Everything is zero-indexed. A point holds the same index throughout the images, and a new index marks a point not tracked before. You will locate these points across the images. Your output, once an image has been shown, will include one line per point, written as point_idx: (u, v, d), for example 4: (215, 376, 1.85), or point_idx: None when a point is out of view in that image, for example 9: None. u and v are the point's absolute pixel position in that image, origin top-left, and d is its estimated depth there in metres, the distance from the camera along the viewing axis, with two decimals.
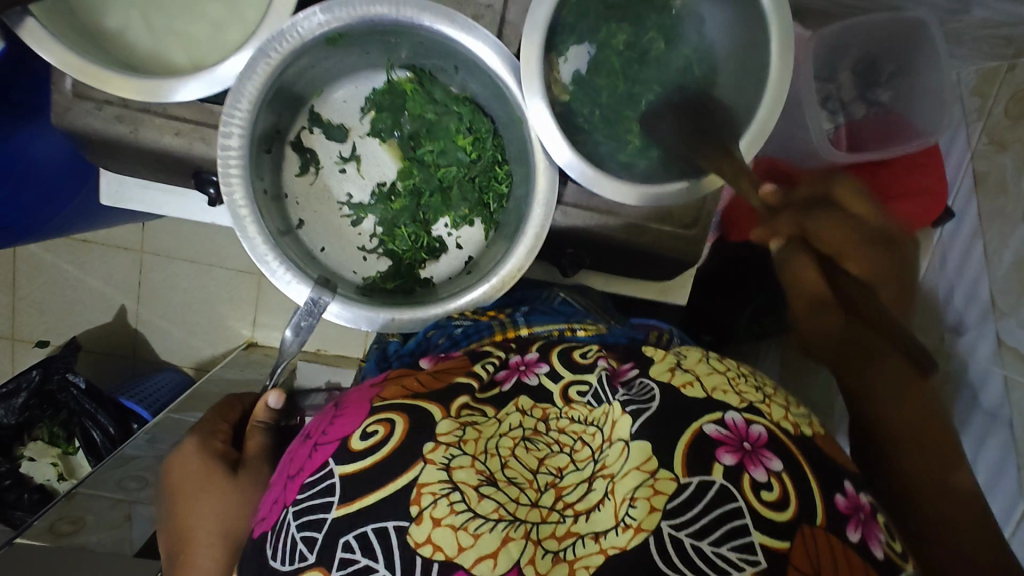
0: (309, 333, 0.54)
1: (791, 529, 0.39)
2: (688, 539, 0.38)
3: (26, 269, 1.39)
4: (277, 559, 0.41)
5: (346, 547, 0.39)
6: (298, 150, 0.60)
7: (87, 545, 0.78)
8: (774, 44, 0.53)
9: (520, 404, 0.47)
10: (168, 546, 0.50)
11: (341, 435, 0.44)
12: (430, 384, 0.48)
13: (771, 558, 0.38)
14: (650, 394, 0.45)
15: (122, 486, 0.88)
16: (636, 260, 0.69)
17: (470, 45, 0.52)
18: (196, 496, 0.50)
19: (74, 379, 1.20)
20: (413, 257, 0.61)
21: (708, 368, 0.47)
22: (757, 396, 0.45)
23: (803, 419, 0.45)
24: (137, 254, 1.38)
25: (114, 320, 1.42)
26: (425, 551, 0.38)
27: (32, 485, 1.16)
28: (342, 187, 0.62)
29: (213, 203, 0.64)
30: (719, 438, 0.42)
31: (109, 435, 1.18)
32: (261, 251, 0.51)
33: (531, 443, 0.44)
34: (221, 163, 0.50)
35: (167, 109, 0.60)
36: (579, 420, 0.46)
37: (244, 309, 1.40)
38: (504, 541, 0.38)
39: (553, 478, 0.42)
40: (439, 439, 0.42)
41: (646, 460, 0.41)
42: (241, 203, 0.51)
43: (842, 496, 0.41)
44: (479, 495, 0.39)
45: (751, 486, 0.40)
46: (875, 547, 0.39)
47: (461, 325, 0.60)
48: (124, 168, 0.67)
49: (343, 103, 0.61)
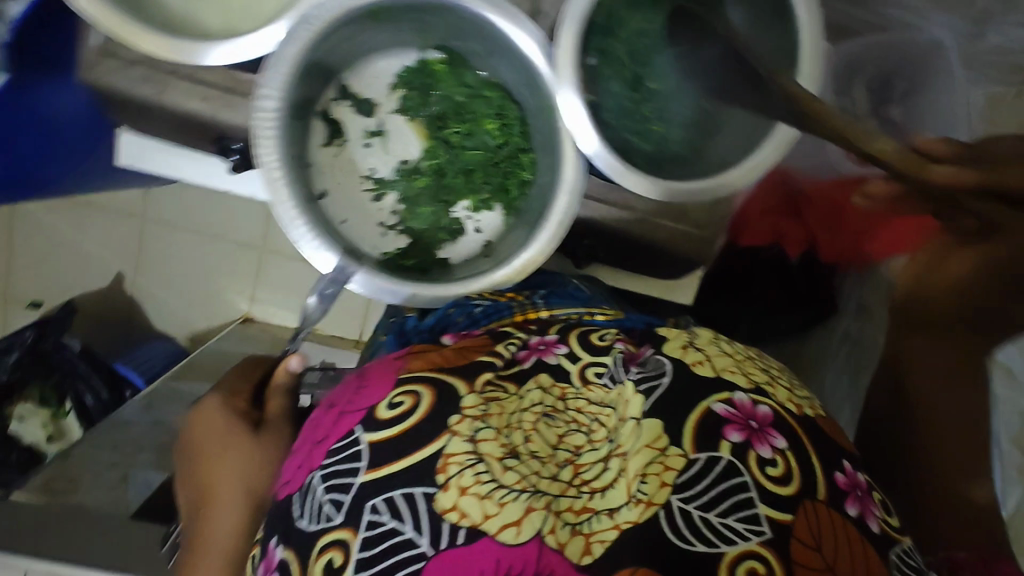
0: (333, 299, 0.54)
1: (794, 502, 0.42)
2: (696, 511, 0.41)
3: (22, 228, 1.37)
4: (304, 520, 0.44)
5: (373, 509, 0.42)
6: (326, 121, 0.60)
7: (83, 505, 0.78)
8: (807, 50, 0.54)
9: (541, 381, 0.50)
10: (189, 498, 0.51)
11: (366, 404, 0.47)
12: (454, 360, 0.50)
13: (776, 530, 0.41)
14: (661, 369, 0.48)
15: (119, 449, 0.89)
16: (650, 256, 0.71)
17: (507, 29, 0.53)
18: (218, 451, 0.51)
19: (69, 341, 1.26)
20: (435, 234, 0.62)
21: (719, 350, 0.50)
22: (763, 377, 0.48)
23: (807, 402, 0.49)
24: (139, 222, 1.37)
25: (109, 286, 1.41)
26: (452, 517, 0.41)
27: (19, 446, 1.14)
28: (366, 161, 0.62)
29: (236, 167, 0.65)
30: (727, 416, 0.45)
31: (100, 400, 1.20)
32: (291, 215, 0.52)
33: (552, 420, 0.47)
34: (256, 124, 0.50)
35: (195, 73, 0.60)
36: (595, 400, 0.48)
37: (244, 283, 1.40)
38: (527, 512, 0.41)
39: (571, 455, 0.46)
40: (464, 412, 0.45)
41: (657, 438, 0.44)
42: (276, 166, 0.51)
43: (842, 474, 0.44)
44: (503, 467, 0.42)
45: (756, 462, 0.43)
46: (870, 520, 0.43)
47: (481, 305, 0.62)
48: (147, 130, 0.68)
49: (374, 78, 0.61)
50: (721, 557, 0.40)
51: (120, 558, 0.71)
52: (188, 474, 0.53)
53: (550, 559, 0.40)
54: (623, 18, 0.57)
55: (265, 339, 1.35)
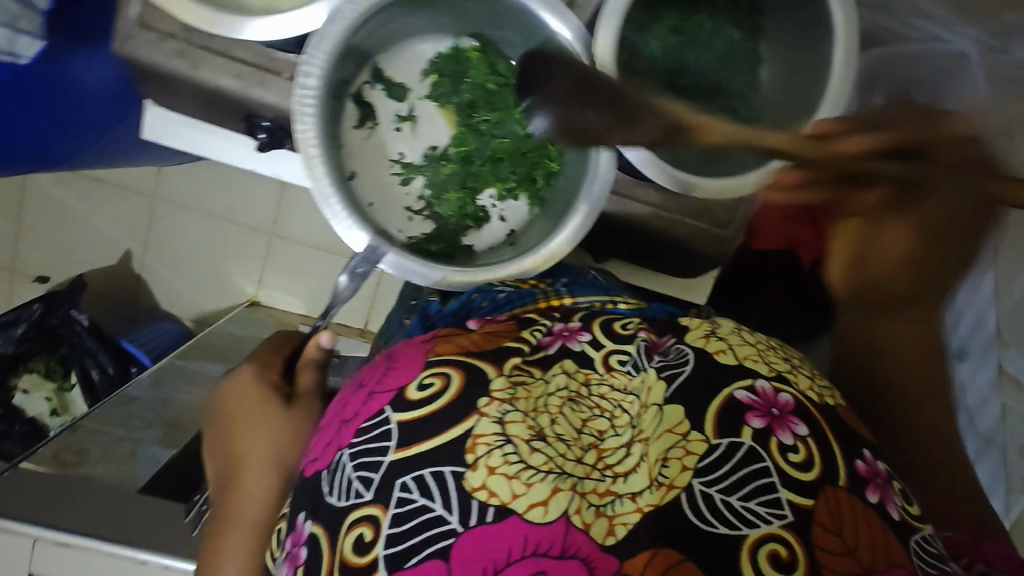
0: (364, 278, 0.55)
1: (815, 488, 0.42)
2: (718, 494, 0.42)
3: (32, 202, 1.37)
4: (333, 496, 0.45)
5: (403, 487, 0.43)
6: (358, 103, 0.61)
7: (92, 476, 0.79)
8: (840, 56, 0.52)
9: (565, 366, 0.51)
10: (219, 469, 0.55)
11: (396, 385, 0.48)
12: (480, 344, 0.52)
13: (797, 514, 0.41)
14: (684, 358, 0.49)
15: (127, 424, 0.90)
16: (669, 254, 0.72)
17: (547, 18, 0.53)
18: (247, 425, 0.55)
19: (78, 316, 1.23)
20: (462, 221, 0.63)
21: (739, 339, 0.51)
22: (784, 366, 0.49)
23: (828, 391, 0.50)
24: (150, 200, 1.36)
25: (117, 264, 1.41)
26: (481, 495, 0.42)
27: (23, 417, 1.15)
28: (395, 146, 0.63)
29: (262, 148, 0.66)
30: (750, 403, 0.45)
31: (108, 374, 1.19)
32: (326, 192, 0.53)
33: (576, 404, 0.48)
34: (297, 99, 0.51)
35: (229, 50, 0.60)
36: (618, 387, 0.50)
37: (252, 267, 1.39)
38: (554, 492, 0.41)
39: (595, 440, 0.46)
40: (493, 394, 0.46)
41: (680, 422, 0.45)
42: (314, 143, 0.52)
43: (861, 462, 0.45)
44: (530, 449, 0.43)
45: (778, 448, 0.44)
46: (891, 507, 0.43)
47: (504, 291, 0.64)
48: (175, 105, 0.68)
49: (407, 63, 0.62)
50: (743, 539, 0.40)
51: (127, 531, 0.71)
52: (220, 441, 0.56)
53: (575, 539, 0.40)
54: (658, 15, 0.58)
55: (270, 324, 1.34)
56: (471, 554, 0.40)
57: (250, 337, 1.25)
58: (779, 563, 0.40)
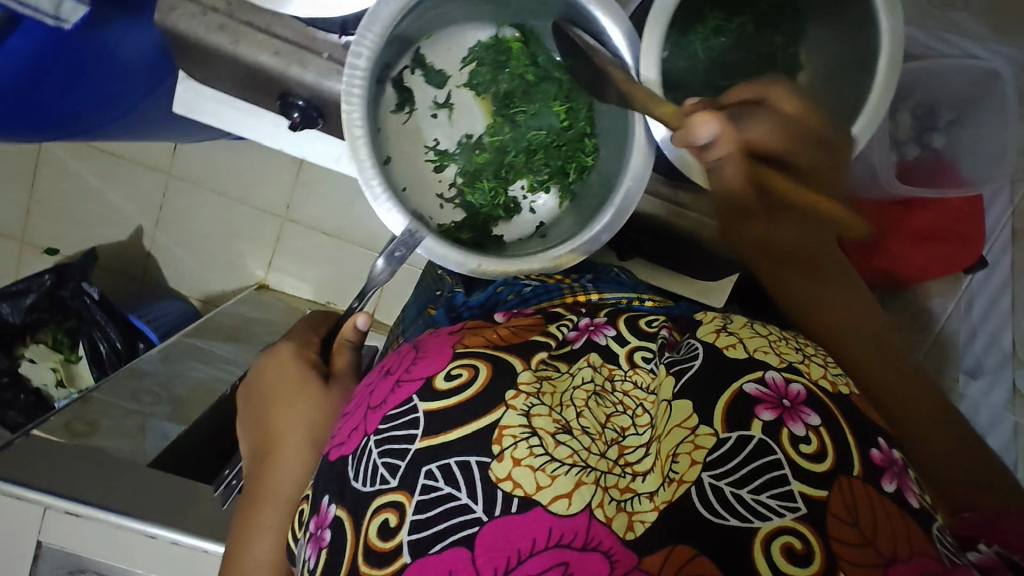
0: (401, 263, 0.55)
1: (829, 478, 0.40)
2: (727, 486, 0.41)
3: (46, 172, 1.36)
4: (359, 481, 0.45)
5: (429, 474, 0.43)
6: (397, 88, 0.61)
7: (102, 449, 0.78)
8: (880, 77, 0.55)
9: (591, 360, 0.51)
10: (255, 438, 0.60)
11: (424, 374, 0.48)
12: (508, 338, 0.51)
13: (811, 506, 0.39)
14: (693, 353, 0.49)
15: (136, 398, 0.89)
16: (694, 256, 0.72)
17: (598, 14, 0.54)
18: (284, 402, 0.61)
19: (87, 288, 1.20)
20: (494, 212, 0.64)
21: (750, 332, 0.50)
22: (797, 357, 0.48)
23: (841, 379, 0.48)
24: (165, 178, 1.36)
25: (128, 239, 1.40)
26: (506, 486, 0.41)
27: (28, 387, 1.15)
28: (431, 133, 0.63)
29: (294, 128, 0.66)
30: (759, 396, 0.44)
31: (115, 348, 1.17)
32: (368, 174, 0.52)
33: (601, 399, 0.48)
34: (346, 82, 0.51)
35: (271, 27, 0.61)
36: (642, 385, 0.50)
37: (262, 250, 1.38)
38: (577, 485, 0.41)
39: (617, 436, 0.46)
40: (520, 387, 0.46)
41: (687, 418, 0.44)
42: (359, 123, 0.52)
43: (877, 450, 0.42)
44: (555, 442, 0.43)
45: (789, 439, 0.42)
46: (911, 496, 0.41)
47: (530, 285, 0.64)
48: (211, 81, 0.69)
49: (448, 50, 0.62)
50: (755, 532, 0.39)
51: (136, 505, 0.71)
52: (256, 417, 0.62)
53: (597, 532, 0.39)
54: (700, 16, 0.59)
55: (279, 307, 1.33)
56: (496, 542, 0.40)
57: (259, 319, 1.24)
58: (794, 557, 0.38)
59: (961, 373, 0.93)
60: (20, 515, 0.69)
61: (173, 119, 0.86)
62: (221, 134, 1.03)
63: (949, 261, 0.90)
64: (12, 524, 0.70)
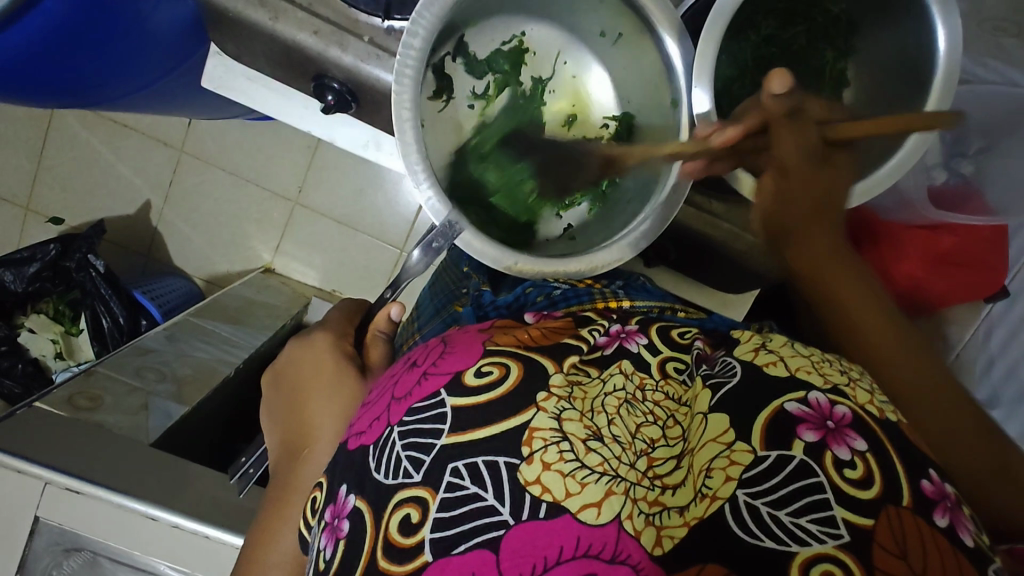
0: (437, 254, 0.55)
1: (875, 506, 0.36)
2: (764, 506, 0.37)
3: (56, 141, 1.33)
4: (380, 472, 0.43)
5: (455, 472, 0.41)
6: (440, 75, 0.61)
7: (104, 425, 0.76)
8: (929, 112, 0.57)
9: (623, 366, 0.48)
10: (281, 418, 0.62)
11: (453, 369, 0.46)
12: (540, 339, 0.50)
13: (855, 534, 0.36)
14: (731, 370, 0.45)
15: (140, 375, 0.87)
16: (721, 266, 0.71)
17: (663, 35, 0.58)
18: (307, 384, 0.62)
19: (94, 261, 1.16)
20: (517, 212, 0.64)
21: (792, 351, 0.46)
22: (841, 379, 0.44)
23: (888, 406, 0.43)
24: (177, 153, 1.33)
25: (136, 214, 1.38)
26: (534, 490, 0.39)
27: (27, 356, 1.13)
28: (466, 123, 0.65)
29: (327, 110, 0.65)
30: (800, 415, 0.40)
31: (117, 324, 1.13)
32: (412, 161, 0.53)
33: (632, 407, 0.44)
34: (400, 60, 0.51)
35: (312, 6, 0.59)
36: (672, 396, 0.46)
37: (271, 232, 1.36)
38: (608, 494, 0.39)
39: (646, 447, 0.42)
40: (551, 389, 0.44)
41: (723, 432, 0.41)
42: (408, 106, 0.52)
43: (928, 481, 0.38)
44: (586, 448, 0.40)
45: (832, 464, 0.38)
46: (963, 534, 0.37)
47: (559, 289, 0.62)
48: (244, 57, 0.68)
49: (490, 41, 0.64)
50: (791, 558, 0.35)
51: (137, 485, 0.69)
52: (282, 403, 0.63)
53: (626, 545, 0.37)
54: (755, 24, 0.60)
55: (284, 292, 1.31)
56: (522, 547, 0.38)
57: (265, 303, 1.22)
58: None
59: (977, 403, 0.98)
60: (21, 486, 0.68)
61: (194, 90, 0.84)
62: (242, 111, 1.02)
63: (970, 290, 0.90)
64: (11, 495, 0.68)
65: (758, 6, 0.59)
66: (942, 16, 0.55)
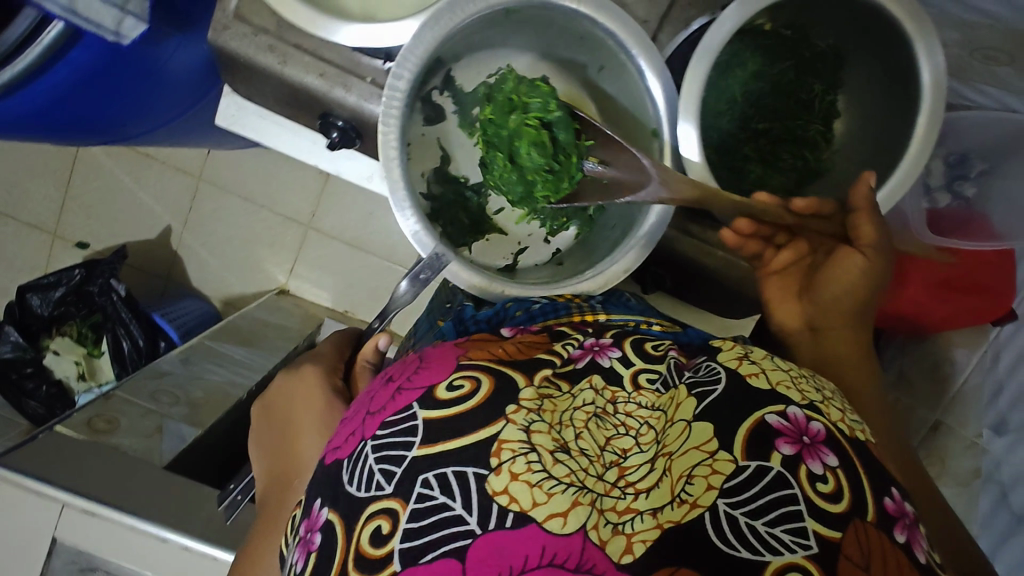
0: (424, 284, 0.61)
1: (844, 521, 0.37)
2: (742, 516, 0.38)
3: (83, 171, 1.40)
4: (352, 485, 0.43)
5: (425, 483, 0.41)
6: (427, 104, 0.65)
7: (119, 447, 0.80)
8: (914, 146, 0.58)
9: (593, 382, 0.48)
10: (273, 446, 0.65)
11: (426, 383, 0.46)
12: (515, 354, 0.50)
13: (824, 545, 0.36)
14: (715, 375, 0.45)
15: (155, 398, 0.90)
16: (702, 287, 0.76)
17: (643, 65, 0.60)
18: (297, 412, 0.65)
19: (115, 285, 1.19)
20: (543, 168, 0.64)
21: (772, 363, 0.46)
22: (817, 396, 0.44)
23: (858, 425, 0.44)
24: (195, 180, 1.38)
25: (156, 239, 1.43)
26: (501, 500, 0.39)
27: (51, 378, 1.19)
28: (464, 166, 0.70)
29: (332, 146, 0.68)
30: (780, 428, 0.40)
31: (137, 346, 1.16)
32: (400, 198, 0.58)
33: (602, 421, 0.45)
34: (387, 103, 0.57)
35: (318, 50, 0.62)
36: (646, 405, 0.47)
37: (285, 255, 1.40)
38: (574, 504, 0.38)
39: (617, 458, 0.43)
40: (521, 402, 0.44)
41: (707, 440, 0.41)
42: (394, 144, 0.58)
43: (890, 500, 0.39)
44: (554, 460, 0.40)
45: (806, 477, 0.39)
46: (919, 551, 0.38)
47: (539, 303, 0.63)
48: (255, 97, 0.71)
49: (477, 73, 0.67)
50: (764, 565, 0.36)
51: (145, 504, 0.72)
52: (274, 435, 0.66)
53: (592, 554, 0.37)
54: (744, 60, 0.62)
55: (297, 313, 1.34)
56: (490, 557, 0.37)
57: (276, 325, 1.25)
58: None
59: (985, 429, 0.96)
60: (36, 505, 0.71)
61: (210, 126, 0.88)
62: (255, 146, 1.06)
63: (975, 313, 0.88)
64: (27, 514, 0.71)
65: (747, 43, 0.61)
66: (925, 53, 0.56)
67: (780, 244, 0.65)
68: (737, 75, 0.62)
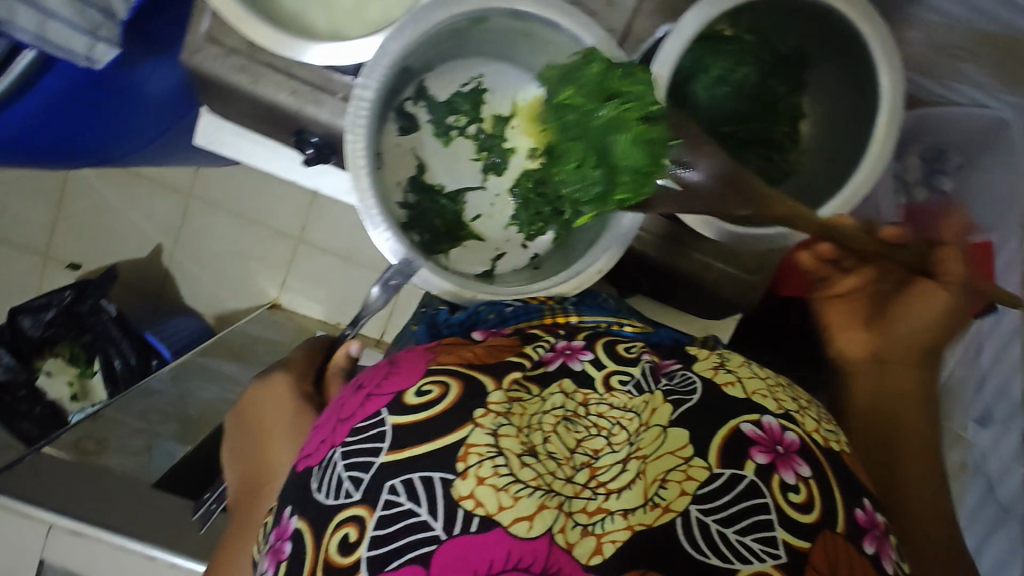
0: (395, 289, 0.62)
1: (813, 532, 0.39)
2: (714, 524, 0.38)
3: (74, 192, 1.41)
4: (321, 493, 0.43)
5: (391, 489, 0.41)
6: (399, 114, 0.68)
7: (107, 466, 0.80)
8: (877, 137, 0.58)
9: (563, 385, 0.47)
10: (244, 455, 0.65)
11: (394, 389, 0.46)
12: (484, 358, 0.49)
13: (793, 555, 0.38)
14: (691, 386, 0.45)
15: (145, 416, 0.92)
16: (681, 289, 0.76)
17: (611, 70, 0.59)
18: (270, 422, 0.65)
19: (107, 306, 1.24)
20: (632, 167, 0.51)
21: (749, 372, 0.47)
22: (794, 405, 0.45)
23: (833, 436, 0.45)
24: (185, 198, 1.40)
25: (147, 258, 1.44)
26: (467, 505, 0.39)
27: (45, 399, 1.18)
28: (440, 175, 0.71)
29: (308, 162, 0.69)
30: (754, 438, 0.41)
31: (129, 366, 1.20)
32: (368, 205, 0.59)
33: (572, 424, 0.44)
34: (353, 111, 0.57)
35: (290, 68, 0.63)
36: (618, 406, 0.45)
37: (276, 269, 1.40)
38: (540, 508, 0.39)
39: (588, 460, 0.42)
40: (489, 406, 0.43)
41: (682, 446, 0.41)
42: (360, 152, 0.58)
43: (861, 512, 0.40)
44: (521, 463, 0.40)
45: (778, 486, 0.40)
46: (886, 561, 0.40)
47: (512, 305, 0.65)
48: (232, 116, 0.72)
49: (452, 83, 0.70)
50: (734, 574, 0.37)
51: (133, 522, 0.72)
52: (246, 444, 0.66)
53: (558, 558, 0.38)
54: (709, 64, 0.62)
55: (289, 327, 1.35)
56: (455, 562, 0.38)
57: (267, 339, 1.25)
58: None
59: None
60: (23, 526, 0.71)
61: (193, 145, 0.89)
62: None
63: None
64: (15, 536, 0.71)
65: (711, 48, 0.61)
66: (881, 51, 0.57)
67: (846, 269, 0.67)
68: (703, 80, 0.63)
